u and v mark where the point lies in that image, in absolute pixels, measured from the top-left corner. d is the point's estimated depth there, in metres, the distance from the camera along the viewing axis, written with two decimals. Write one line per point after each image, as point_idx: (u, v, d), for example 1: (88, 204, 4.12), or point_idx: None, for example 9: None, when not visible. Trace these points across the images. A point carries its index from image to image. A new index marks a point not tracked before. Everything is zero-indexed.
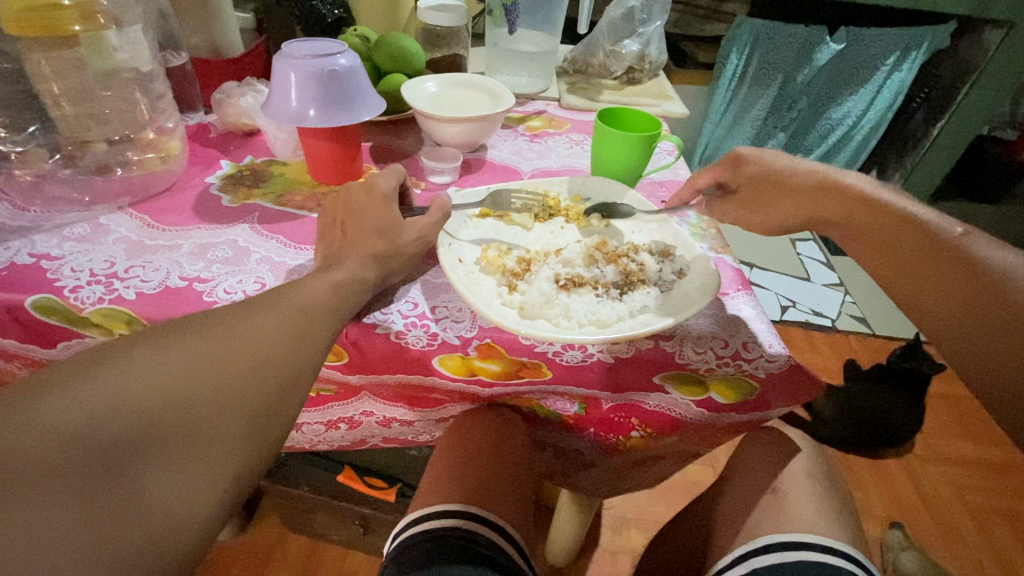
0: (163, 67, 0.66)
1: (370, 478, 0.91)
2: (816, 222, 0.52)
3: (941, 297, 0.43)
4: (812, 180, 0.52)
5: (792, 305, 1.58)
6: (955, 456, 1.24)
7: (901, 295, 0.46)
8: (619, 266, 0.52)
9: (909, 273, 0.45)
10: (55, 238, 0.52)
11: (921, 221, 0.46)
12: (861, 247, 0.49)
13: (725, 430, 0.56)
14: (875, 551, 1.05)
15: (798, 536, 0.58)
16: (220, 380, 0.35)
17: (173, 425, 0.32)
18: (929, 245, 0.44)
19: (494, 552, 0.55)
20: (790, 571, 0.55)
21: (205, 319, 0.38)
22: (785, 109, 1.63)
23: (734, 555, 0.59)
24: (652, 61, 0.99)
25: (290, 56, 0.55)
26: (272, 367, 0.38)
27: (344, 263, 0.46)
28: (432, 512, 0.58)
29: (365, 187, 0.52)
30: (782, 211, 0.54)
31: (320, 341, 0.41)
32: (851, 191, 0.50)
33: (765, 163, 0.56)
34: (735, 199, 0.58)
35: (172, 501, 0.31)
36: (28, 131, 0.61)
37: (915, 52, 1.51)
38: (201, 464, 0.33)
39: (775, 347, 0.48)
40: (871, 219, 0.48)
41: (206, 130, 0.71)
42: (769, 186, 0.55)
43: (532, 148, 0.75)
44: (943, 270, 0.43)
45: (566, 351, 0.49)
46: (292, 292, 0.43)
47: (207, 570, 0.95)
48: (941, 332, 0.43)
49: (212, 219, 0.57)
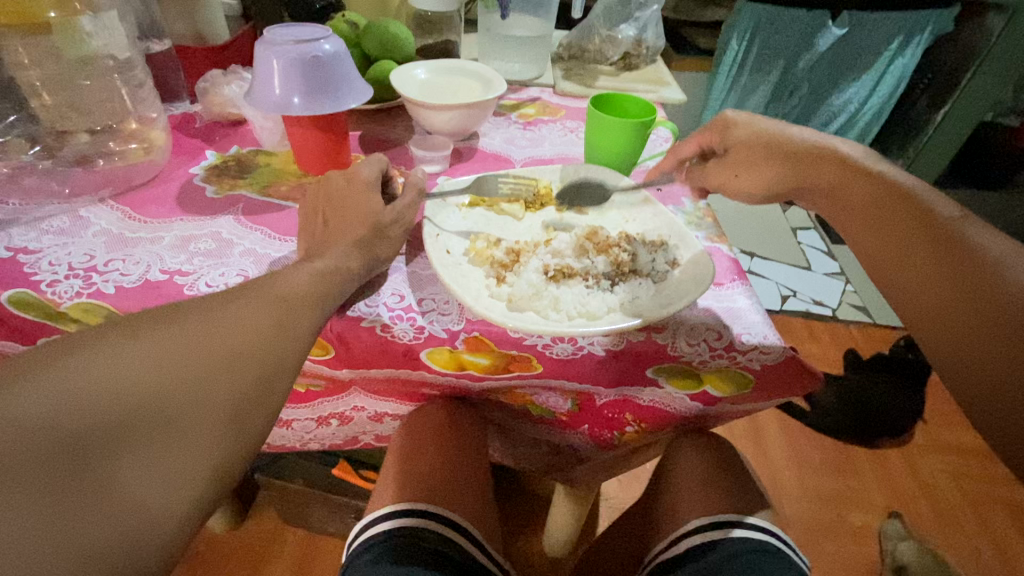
0: (143, 55, 0.64)
1: (365, 471, 0.90)
2: (804, 190, 0.52)
3: (926, 276, 0.41)
4: (804, 144, 0.52)
5: (793, 295, 1.56)
6: (956, 446, 1.23)
7: (885, 272, 0.44)
8: (610, 256, 0.51)
9: (889, 246, 0.44)
10: (32, 232, 0.51)
11: (909, 193, 0.45)
12: (846, 217, 0.48)
13: (718, 417, 0.56)
14: (874, 540, 1.05)
15: (724, 514, 0.60)
16: (197, 373, 0.34)
17: (147, 419, 0.31)
18: (912, 215, 0.43)
19: (446, 547, 0.56)
20: (718, 549, 0.57)
21: (180, 310, 0.37)
22: (786, 95, 1.61)
23: (668, 543, 0.62)
24: (649, 46, 0.96)
25: (273, 43, 0.54)
26: (252, 358, 0.37)
27: (328, 253, 0.45)
28: (383, 513, 0.58)
29: (347, 176, 0.51)
30: (771, 173, 0.53)
31: (304, 330, 0.40)
32: (845, 159, 0.49)
33: (756, 128, 0.55)
34: (725, 162, 0.56)
35: (146, 497, 0.30)
36: (8, 121, 0.60)
37: (918, 36, 1.47)
38: (179, 458, 0.31)
39: (770, 338, 0.47)
40: (857, 189, 0.47)
41: (191, 119, 0.70)
42: (758, 149, 0.54)
43: (524, 136, 0.73)
44: (922, 242, 0.42)
45: (556, 344, 0.47)
46: (273, 283, 0.41)
47: (203, 563, 0.95)
48: (915, 307, 0.41)
49: (196, 211, 0.55)
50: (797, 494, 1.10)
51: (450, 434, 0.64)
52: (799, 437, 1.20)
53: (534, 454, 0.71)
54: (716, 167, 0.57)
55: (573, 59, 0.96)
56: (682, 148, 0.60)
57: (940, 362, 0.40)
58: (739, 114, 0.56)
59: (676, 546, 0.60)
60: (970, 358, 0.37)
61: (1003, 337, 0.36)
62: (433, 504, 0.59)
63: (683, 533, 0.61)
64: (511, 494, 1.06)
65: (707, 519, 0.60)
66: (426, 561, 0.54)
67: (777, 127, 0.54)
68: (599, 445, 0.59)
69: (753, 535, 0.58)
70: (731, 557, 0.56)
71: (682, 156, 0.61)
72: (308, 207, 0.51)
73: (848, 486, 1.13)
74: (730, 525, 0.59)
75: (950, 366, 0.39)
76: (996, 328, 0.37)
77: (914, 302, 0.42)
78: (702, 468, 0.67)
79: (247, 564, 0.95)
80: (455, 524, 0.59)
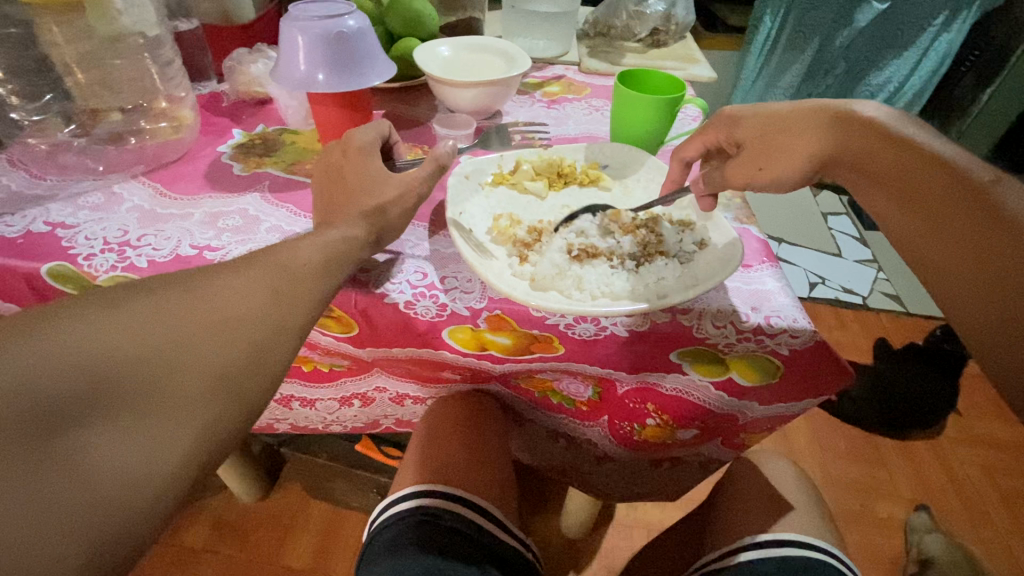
0: (172, 33, 0.66)
1: (387, 448, 0.90)
2: (831, 166, 0.47)
3: (965, 249, 0.37)
4: (826, 116, 0.48)
5: (821, 282, 1.52)
6: (988, 438, 1.19)
7: (913, 247, 0.41)
8: (636, 237, 0.50)
9: (920, 218, 0.40)
10: (70, 207, 0.52)
11: (949, 162, 0.40)
12: (871, 192, 0.44)
13: (745, 430, 0.56)
14: (898, 532, 1.03)
15: (778, 535, 0.62)
16: (183, 341, 0.33)
17: (134, 387, 0.30)
18: (947, 182, 0.40)
19: (463, 525, 0.59)
20: (778, 564, 0.59)
21: (167, 278, 0.36)
22: (821, 74, 1.51)
23: (719, 552, 0.64)
24: (679, 22, 0.93)
25: (297, 18, 0.54)
26: (244, 327, 0.36)
27: (340, 223, 0.45)
28: (401, 495, 0.62)
29: (343, 146, 0.50)
30: (792, 154, 0.48)
31: (307, 300, 0.40)
32: (871, 126, 0.45)
33: (767, 113, 0.51)
34: (742, 156, 0.52)
35: (125, 461, 0.29)
36: (45, 100, 0.63)
37: (965, 12, 1.38)
38: (164, 429, 0.30)
39: (800, 321, 0.45)
40: (886, 158, 0.43)
41: (218, 99, 0.70)
42: (776, 134, 0.50)
43: (548, 115, 0.72)
44: (962, 219, 0.38)
45: (579, 324, 0.46)
46: (280, 251, 0.41)
47: (230, 534, 0.98)
48: (948, 282, 0.38)
49: (224, 188, 0.56)
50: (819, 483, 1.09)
51: (463, 417, 0.65)
52: (824, 427, 1.18)
53: (552, 447, 0.71)
54: (732, 164, 0.52)
55: (600, 36, 0.93)
56: (687, 150, 0.56)
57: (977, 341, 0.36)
58: (743, 107, 0.53)
59: (727, 557, 0.62)
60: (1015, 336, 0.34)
61: None
62: (450, 484, 0.62)
63: (736, 547, 0.62)
64: (530, 478, 1.06)
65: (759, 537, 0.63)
66: (442, 538, 0.57)
67: (785, 108, 0.51)
68: (619, 439, 0.59)
69: (816, 557, 0.60)
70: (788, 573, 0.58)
71: (688, 157, 0.56)
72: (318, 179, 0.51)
73: (873, 477, 1.11)
74: (788, 544, 0.61)
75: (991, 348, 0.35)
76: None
77: (955, 291, 0.37)
78: (760, 491, 0.70)
79: (273, 533, 0.99)
80: (472, 501, 0.61)
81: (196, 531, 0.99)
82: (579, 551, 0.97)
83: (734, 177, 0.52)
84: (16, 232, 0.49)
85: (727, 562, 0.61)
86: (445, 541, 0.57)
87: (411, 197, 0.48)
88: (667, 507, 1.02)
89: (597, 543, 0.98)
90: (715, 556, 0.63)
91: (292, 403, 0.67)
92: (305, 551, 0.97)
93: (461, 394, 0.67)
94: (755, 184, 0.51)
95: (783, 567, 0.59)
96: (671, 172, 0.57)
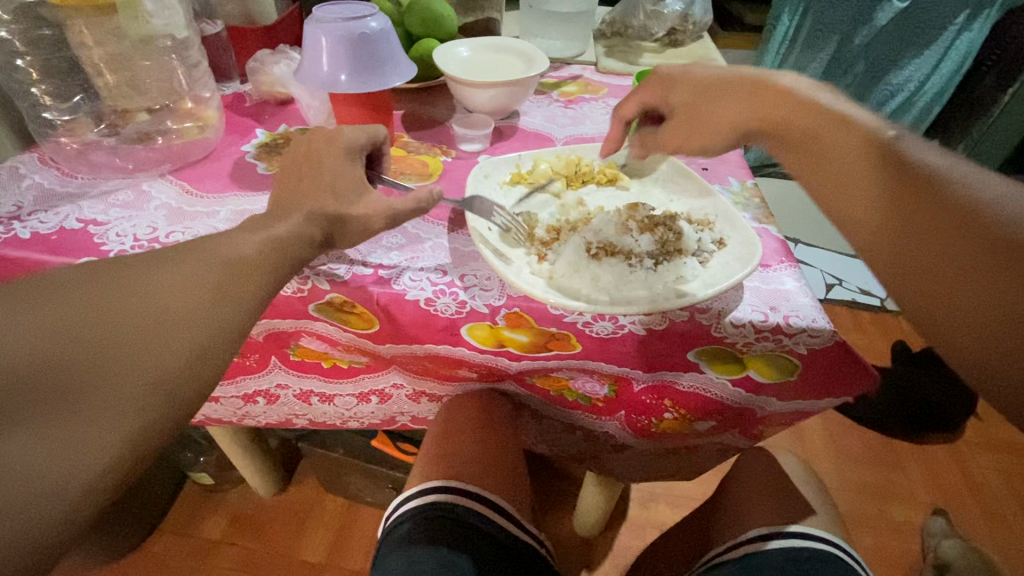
0: (198, 35, 0.67)
1: (403, 444, 0.91)
2: (751, 134, 0.46)
3: (875, 208, 0.36)
4: (739, 87, 0.47)
5: (838, 283, 1.50)
6: (1008, 444, 1.17)
7: (830, 210, 0.39)
8: (654, 235, 0.51)
9: (833, 180, 0.39)
10: (100, 205, 0.54)
11: (851, 119, 0.39)
12: (789, 156, 0.43)
13: (765, 420, 0.55)
14: (915, 537, 1.01)
15: (779, 526, 0.63)
16: (108, 344, 0.33)
17: (52, 390, 0.31)
18: (854, 142, 0.38)
19: (475, 520, 0.60)
20: (783, 555, 0.60)
21: (105, 275, 0.36)
22: (840, 72, 1.50)
23: (725, 546, 0.64)
24: (696, 22, 0.91)
25: (321, 20, 0.55)
26: (180, 329, 0.35)
27: (292, 214, 0.44)
28: (411, 492, 0.63)
29: (327, 137, 0.48)
30: (717, 123, 0.48)
31: (245, 300, 0.39)
32: (781, 89, 0.44)
33: (692, 79, 0.51)
34: (674, 125, 0.52)
35: (45, 462, 0.30)
36: (75, 101, 0.65)
37: (987, 10, 1.34)
38: (81, 435, 0.31)
39: (819, 321, 0.45)
40: (800, 121, 0.42)
41: (242, 99, 0.72)
42: (702, 102, 0.49)
43: (565, 115, 0.73)
44: (870, 176, 0.37)
45: (597, 322, 0.47)
46: (230, 245, 0.40)
47: (249, 526, 1.00)
48: (869, 245, 0.36)
49: (247, 186, 0.58)
50: (835, 486, 1.08)
51: (470, 416, 0.66)
52: (839, 431, 1.16)
53: (566, 440, 0.72)
54: (668, 134, 0.53)
55: (617, 35, 0.93)
56: (624, 108, 0.56)
57: (906, 304, 0.34)
58: (675, 70, 0.52)
59: (731, 551, 0.63)
60: (938, 292, 0.32)
61: (968, 265, 0.31)
62: (463, 482, 0.63)
63: (740, 540, 0.63)
64: (544, 474, 1.07)
65: (762, 530, 0.63)
66: (453, 536, 0.58)
67: (711, 73, 0.50)
68: (635, 432, 0.59)
69: (815, 544, 0.60)
70: (790, 564, 0.58)
71: (626, 116, 0.57)
72: (287, 165, 0.48)
73: (889, 481, 1.09)
74: (788, 536, 0.61)
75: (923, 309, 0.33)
76: (978, 269, 0.31)
77: (877, 251, 0.36)
78: (770, 483, 0.70)
79: (291, 526, 1.00)
80: (482, 497, 0.62)
81: (215, 523, 1.01)
82: (592, 549, 0.97)
83: (670, 144, 0.53)
84: (50, 229, 0.51)
85: (731, 556, 0.62)
86: (456, 538, 0.58)
87: (377, 217, 0.45)
88: (680, 508, 1.02)
89: (611, 542, 0.98)
90: (720, 551, 0.64)
91: (310, 399, 0.68)
92: (322, 544, 0.98)
93: (474, 393, 0.66)
94: (689, 149, 0.52)
95: (784, 558, 0.59)
96: (613, 131, 0.59)
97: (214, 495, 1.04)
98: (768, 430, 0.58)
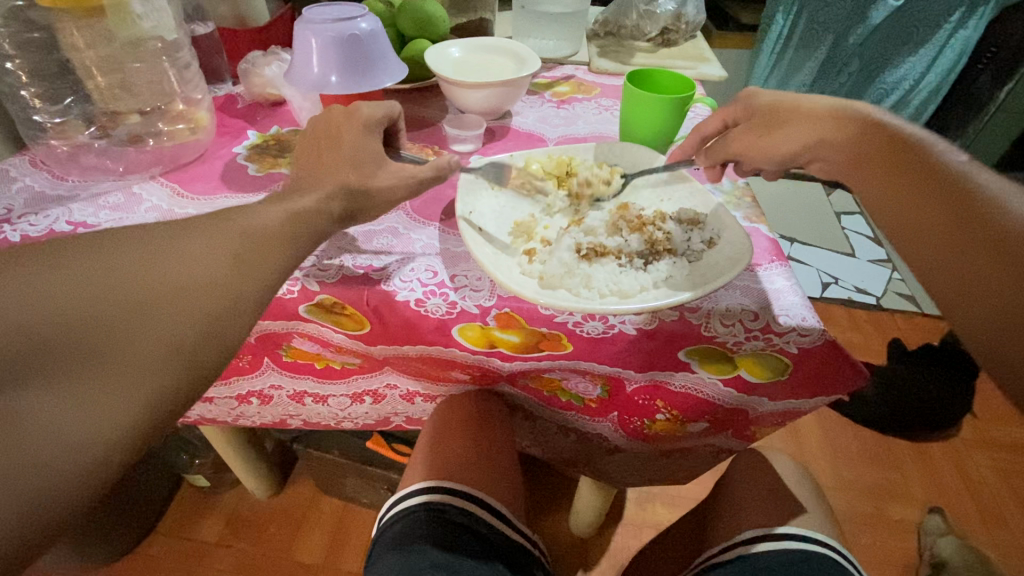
0: (188, 37, 0.67)
1: (398, 445, 0.89)
2: (817, 148, 0.50)
3: (936, 222, 0.39)
4: (823, 107, 0.50)
5: (835, 282, 1.51)
6: (1004, 442, 1.17)
7: (894, 224, 0.42)
8: (643, 234, 0.51)
9: (901, 195, 0.42)
10: (90, 207, 0.54)
11: (926, 146, 0.43)
12: (860, 173, 0.46)
13: (756, 423, 0.56)
14: (912, 536, 1.02)
15: (772, 527, 0.63)
16: (162, 318, 0.33)
17: (103, 359, 0.31)
18: (920, 166, 0.42)
19: (470, 522, 0.60)
20: (774, 556, 0.60)
21: (141, 251, 0.35)
22: (835, 72, 1.48)
23: (719, 547, 0.64)
24: (689, 21, 0.91)
25: (311, 22, 0.54)
26: (215, 313, 0.35)
27: (327, 193, 0.44)
28: (408, 492, 0.63)
29: (374, 129, 0.49)
30: (783, 138, 0.52)
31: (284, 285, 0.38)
32: (864, 116, 0.48)
33: (780, 95, 0.54)
34: (751, 127, 0.55)
35: (95, 432, 0.29)
36: (65, 103, 0.65)
37: (983, 7, 1.33)
38: (111, 409, 0.30)
39: (809, 320, 0.46)
40: (873, 143, 0.46)
41: (233, 101, 0.72)
42: (781, 114, 0.53)
43: (558, 115, 0.73)
44: (935, 194, 0.40)
45: (587, 322, 0.47)
46: (256, 233, 0.40)
47: (243, 528, 1.00)
48: (926, 257, 0.39)
49: (239, 188, 0.58)
50: (832, 486, 1.08)
51: (473, 417, 0.66)
52: (835, 429, 1.17)
53: (563, 442, 0.71)
54: (741, 132, 0.55)
55: (610, 35, 0.94)
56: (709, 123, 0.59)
57: (950, 311, 0.37)
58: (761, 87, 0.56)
59: (726, 551, 0.62)
60: (974, 299, 0.36)
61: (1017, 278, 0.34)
62: (457, 483, 0.63)
63: (734, 542, 0.63)
64: (541, 475, 1.07)
65: (754, 532, 0.63)
66: (454, 533, 0.58)
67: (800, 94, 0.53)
68: (628, 432, 0.59)
69: (810, 547, 0.60)
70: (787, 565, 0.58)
71: (707, 132, 0.60)
72: (313, 148, 0.49)
73: (886, 479, 1.09)
74: (776, 538, 0.62)
75: (963, 316, 0.36)
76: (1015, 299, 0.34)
77: (934, 259, 0.39)
78: (766, 486, 0.69)
79: (286, 528, 1.00)
80: (479, 500, 0.62)
81: (210, 526, 1.00)
82: (588, 550, 0.97)
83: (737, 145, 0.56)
84: (39, 232, 0.51)
85: (726, 556, 0.62)
86: (450, 536, 0.58)
87: (403, 187, 0.46)
88: (676, 507, 1.02)
89: (607, 542, 0.98)
90: (717, 551, 0.63)
91: (304, 399, 0.68)
92: (318, 545, 0.98)
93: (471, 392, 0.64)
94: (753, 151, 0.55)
95: (779, 560, 0.59)
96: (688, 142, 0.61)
97: (209, 498, 1.04)
98: (762, 433, 0.59)
